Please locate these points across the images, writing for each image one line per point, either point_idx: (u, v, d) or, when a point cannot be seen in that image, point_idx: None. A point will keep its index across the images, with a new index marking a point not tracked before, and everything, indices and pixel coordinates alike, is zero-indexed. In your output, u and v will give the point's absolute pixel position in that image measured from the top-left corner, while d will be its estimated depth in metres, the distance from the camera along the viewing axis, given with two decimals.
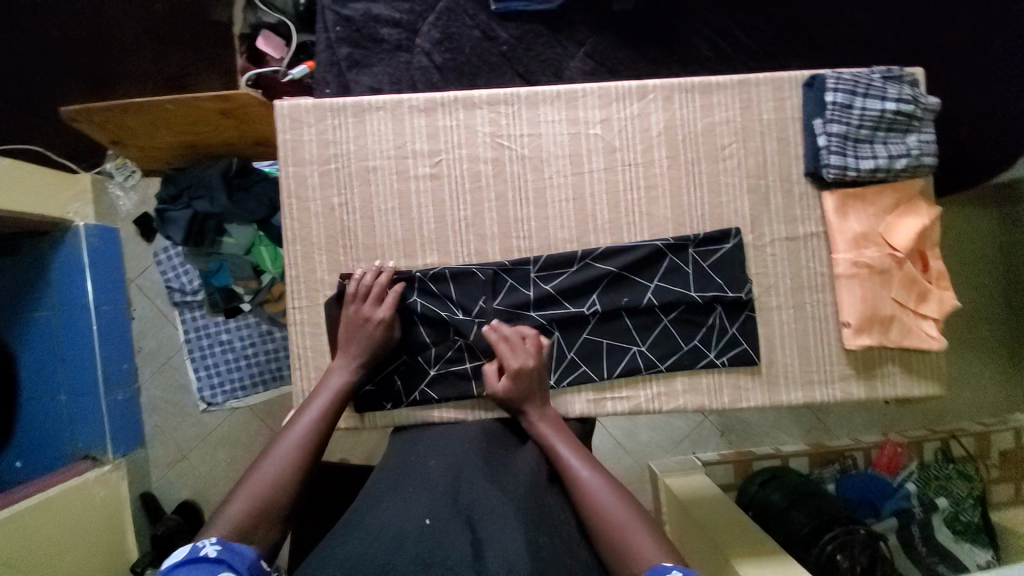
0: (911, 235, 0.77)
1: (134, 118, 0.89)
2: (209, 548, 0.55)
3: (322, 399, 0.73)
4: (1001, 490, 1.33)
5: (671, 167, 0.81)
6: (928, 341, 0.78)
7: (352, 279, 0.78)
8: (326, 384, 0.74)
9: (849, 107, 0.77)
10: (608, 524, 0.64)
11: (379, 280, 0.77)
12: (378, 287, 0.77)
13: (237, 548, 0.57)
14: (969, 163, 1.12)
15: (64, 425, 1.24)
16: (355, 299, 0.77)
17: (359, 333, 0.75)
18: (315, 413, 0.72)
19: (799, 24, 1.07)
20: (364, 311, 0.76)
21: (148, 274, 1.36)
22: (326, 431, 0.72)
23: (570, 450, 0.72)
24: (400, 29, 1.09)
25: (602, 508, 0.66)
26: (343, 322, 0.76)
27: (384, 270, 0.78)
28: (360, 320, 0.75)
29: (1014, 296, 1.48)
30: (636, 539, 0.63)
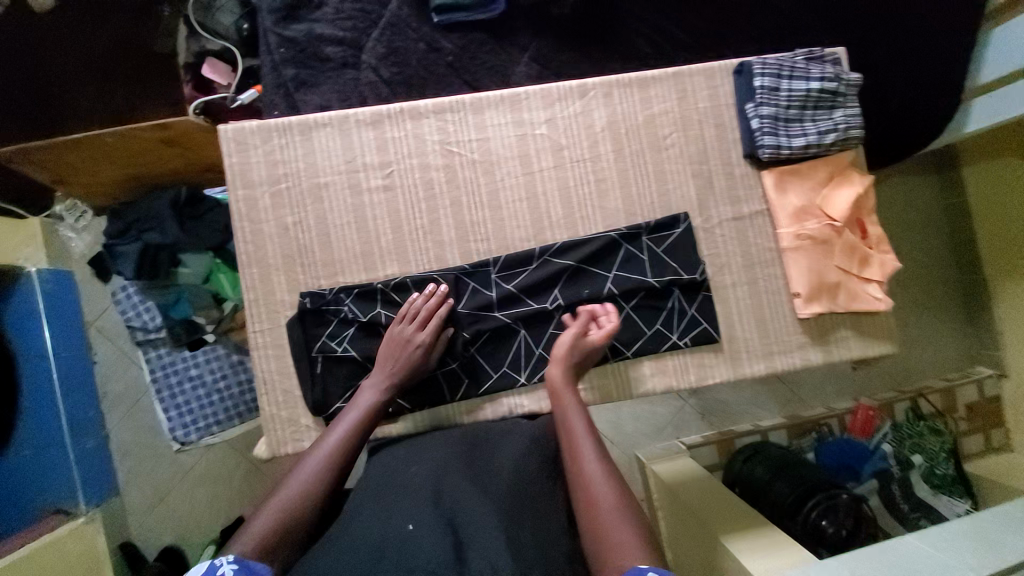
0: (846, 204, 0.81)
1: (73, 153, 0.87)
2: (226, 567, 0.53)
3: (352, 417, 0.73)
4: (973, 442, 1.45)
5: (618, 159, 0.84)
6: (875, 304, 0.82)
7: (407, 300, 0.78)
8: (358, 402, 0.74)
9: (776, 89, 0.82)
10: (599, 518, 0.62)
11: (428, 305, 0.77)
12: (426, 311, 0.77)
13: (254, 565, 0.55)
14: (901, 134, 1.18)
15: (22, 485, 1.13)
16: (402, 320, 0.77)
17: (401, 356, 0.75)
18: (343, 431, 0.71)
19: (731, 15, 1.12)
20: (406, 333, 0.76)
21: (107, 316, 1.33)
22: (353, 450, 0.71)
23: (585, 432, 0.70)
24: (344, 47, 1.09)
25: (595, 500, 0.64)
26: (388, 342, 0.76)
27: (434, 294, 0.78)
28: (404, 342, 0.75)
29: (962, 254, 1.55)
30: (623, 540, 0.60)
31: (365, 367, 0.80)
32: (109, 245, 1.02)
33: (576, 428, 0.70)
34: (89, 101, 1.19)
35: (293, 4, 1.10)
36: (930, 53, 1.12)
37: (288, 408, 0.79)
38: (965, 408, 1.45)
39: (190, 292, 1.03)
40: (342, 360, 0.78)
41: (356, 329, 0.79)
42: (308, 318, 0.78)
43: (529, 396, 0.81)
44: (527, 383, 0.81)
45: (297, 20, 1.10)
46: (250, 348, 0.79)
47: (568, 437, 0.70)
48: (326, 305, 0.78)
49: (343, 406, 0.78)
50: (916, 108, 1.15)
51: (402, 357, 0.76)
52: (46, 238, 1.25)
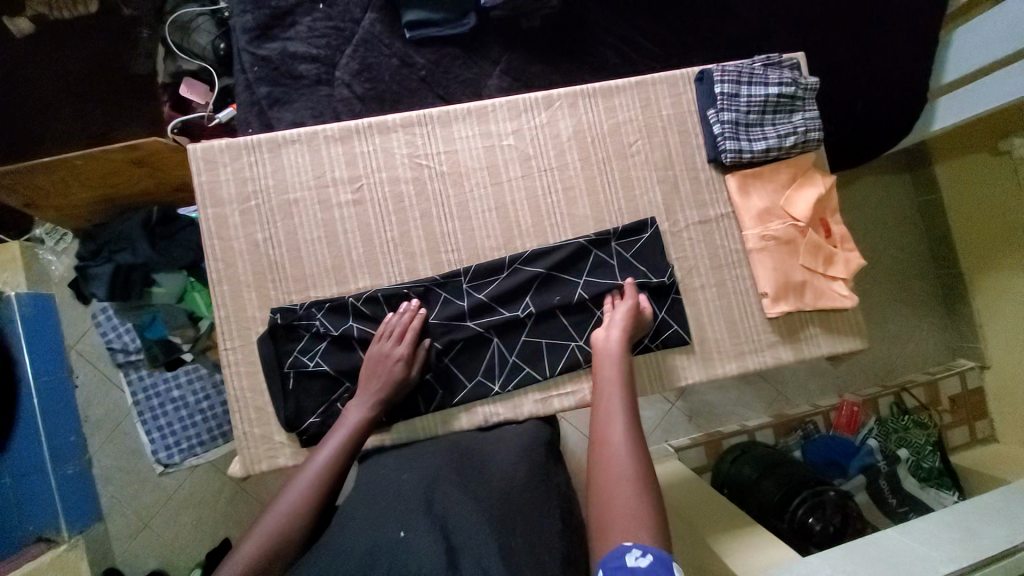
0: (808, 205, 0.83)
1: (44, 178, 0.87)
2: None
3: (340, 433, 0.73)
4: (957, 433, 1.46)
5: (585, 167, 0.85)
6: (842, 301, 0.84)
7: (387, 317, 0.79)
8: (345, 419, 0.74)
9: (736, 95, 0.83)
10: (610, 486, 0.61)
11: (403, 320, 0.78)
12: (402, 327, 0.78)
13: None
14: (870, 133, 1.20)
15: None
16: (380, 337, 0.78)
17: (381, 372, 0.76)
18: (332, 448, 0.72)
19: (697, 23, 1.14)
20: (385, 349, 0.77)
21: (88, 338, 1.33)
22: (343, 466, 0.71)
23: (622, 405, 0.69)
24: (318, 64, 1.11)
25: (614, 468, 0.63)
26: (368, 361, 0.77)
27: (410, 309, 0.79)
28: (384, 358, 0.76)
29: (937, 249, 1.56)
30: (631, 515, 0.58)
31: (338, 381, 0.80)
32: (81, 267, 1.01)
33: (614, 398, 0.70)
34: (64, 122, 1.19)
35: (267, 23, 1.11)
36: (893, 54, 1.15)
37: (261, 425, 0.79)
38: (949, 400, 1.47)
39: (165, 312, 1.02)
40: (315, 375, 0.79)
41: (329, 343, 0.79)
42: (280, 333, 0.78)
43: (505, 403, 0.82)
44: (502, 392, 0.81)
45: (271, 38, 1.11)
46: (222, 365, 0.80)
47: (606, 406, 0.70)
48: (298, 320, 0.79)
49: (316, 421, 0.78)
50: (882, 108, 1.17)
51: (383, 373, 0.76)
52: (26, 261, 1.25)
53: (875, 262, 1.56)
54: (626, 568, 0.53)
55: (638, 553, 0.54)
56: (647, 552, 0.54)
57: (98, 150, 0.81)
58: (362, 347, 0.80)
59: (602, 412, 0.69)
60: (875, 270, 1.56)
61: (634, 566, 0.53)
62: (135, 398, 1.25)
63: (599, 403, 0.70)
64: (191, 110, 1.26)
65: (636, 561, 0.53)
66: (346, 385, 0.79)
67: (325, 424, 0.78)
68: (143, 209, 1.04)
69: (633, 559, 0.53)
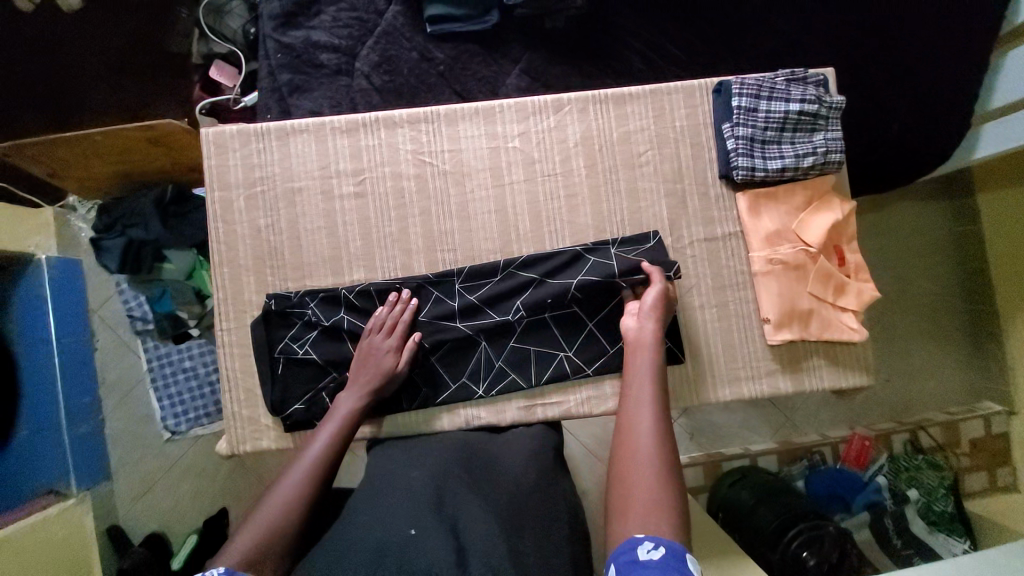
0: (821, 230, 0.79)
1: (67, 151, 0.91)
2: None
3: (334, 422, 0.73)
4: (976, 479, 1.37)
5: (590, 175, 0.83)
6: (849, 334, 0.80)
7: (378, 309, 0.80)
8: (337, 409, 0.75)
9: (754, 110, 0.80)
10: (632, 473, 0.61)
11: (393, 313, 0.79)
12: (392, 319, 0.79)
13: None
14: (907, 157, 1.13)
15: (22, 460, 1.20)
16: (371, 331, 0.79)
17: (372, 363, 0.76)
18: (327, 437, 0.72)
19: (727, 32, 1.09)
20: (375, 342, 0.78)
21: (111, 305, 1.36)
22: (337, 455, 0.71)
23: (651, 395, 0.68)
24: (339, 54, 1.09)
25: (638, 455, 0.62)
26: (359, 353, 0.78)
27: (401, 302, 0.80)
28: (375, 351, 0.77)
29: (974, 282, 1.46)
30: (651, 503, 0.57)
31: (326, 371, 0.81)
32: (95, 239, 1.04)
33: (644, 395, 0.68)
34: (99, 96, 1.24)
35: (293, 10, 1.10)
36: (946, 69, 1.07)
37: (249, 407, 0.81)
38: (969, 444, 1.38)
39: (174, 287, 1.07)
40: (304, 362, 0.80)
41: (319, 332, 0.80)
42: (273, 319, 0.80)
43: (489, 407, 0.82)
44: (486, 396, 0.81)
45: (295, 26, 1.10)
46: (217, 345, 0.82)
47: (635, 395, 0.68)
48: (291, 307, 0.80)
49: (301, 408, 0.79)
50: (922, 130, 1.10)
51: (373, 365, 0.77)
52: (58, 228, 1.32)
53: (903, 293, 1.47)
54: (638, 561, 0.52)
55: (650, 546, 0.53)
56: (659, 545, 0.53)
57: (116, 129, 0.84)
58: (352, 340, 0.81)
59: (630, 401, 0.68)
60: (903, 302, 1.47)
61: (647, 559, 0.52)
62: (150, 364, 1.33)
63: (629, 392, 0.69)
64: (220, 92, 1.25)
65: (648, 554, 0.53)
66: (333, 375, 0.80)
67: (310, 411, 0.79)
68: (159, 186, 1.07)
69: (645, 551, 0.53)
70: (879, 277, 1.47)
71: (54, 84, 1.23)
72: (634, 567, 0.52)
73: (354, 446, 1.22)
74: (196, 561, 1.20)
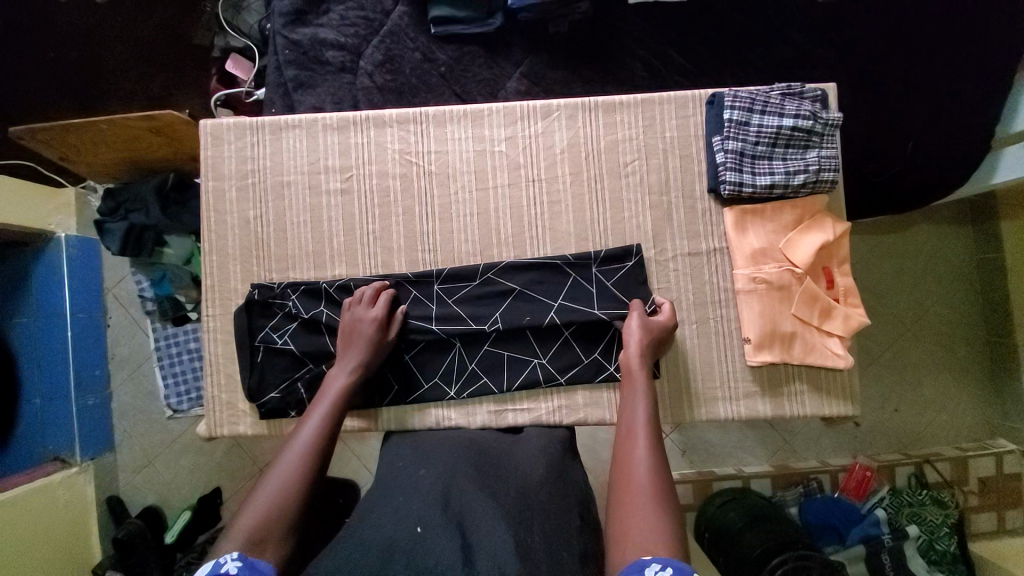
0: (809, 251, 0.76)
1: (77, 137, 0.95)
2: (230, 564, 0.52)
3: (326, 401, 0.73)
4: (983, 519, 1.31)
5: (575, 183, 0.83)
6: (833, 360, 0.77)
7: (359, 288, 0.81)
8: (329, 388, 0.75)
9: (746, 124, 0.78)
10: (630, 501, 0.60)
11: (372, 285, 0.80)
12: (370, 291, 0.79)
13: (257, 561, 0.54)
14: (926, 178, 1.07)
15: (36, 428, 1.27)
16: (351, 305, 0.79)
17: (358, 337, 0.77)
18: (321, 415, 0.72)
19: (735, 43, 1.06)
20: (357, 318, 0.77)
21: (125, 283, 1.41)
22: (332, 432, 0.71)
23: (644, 423, 0.68)
24: (345, 52, 1.08)
25: (633, 485, 0.62)
26: (344, 328, 0.78)
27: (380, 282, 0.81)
28: (358, 329, 0.77)
29: (992, 316, 1.38)
30: (649, 528, 0.56)
31: (302, 362, 0.82)
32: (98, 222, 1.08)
33: (638, 425, 0.68)
34: (125, 85, 1.29)
35: (301, 8, 1.09)
36: (972, 87, 1.01)
37: (227, 392, 0.83)
38: (977, 481, 1.32)
39: (173, 272, 1.12)
40: (282, 352, 0.82)
41: (298, 324, 0.82)
42: (255, 308, 0.82)
43: (458, 410, 0.82)
44: (458, 397, 0.81)
45: (304, 24, 1.09)
46: (202, 330, 0.84)
47: (628, 426, 0.69)
48: (273, 298, 0.82)
49: (277, 397, 0.81)
50: (948, 147, 1.04)
51: (358, 339, 0.77)
52: (78, 208, 1.33)
53: (918, 319, 1.40)
54: None
55: (658, 567, 0.51)
56: (666, 565, 0.51)
57: (120, 118, 0.89)
58: (330, 334, 0.82)
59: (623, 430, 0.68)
60: (918, 329, 1.40)
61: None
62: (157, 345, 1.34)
63: (623, 424, 0.70)
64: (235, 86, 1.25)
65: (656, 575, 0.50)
66: (309, 367, 0.82)
67: (284, 400, 0.81)
68: (160, 174, 1.11)
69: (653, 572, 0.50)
70: (891, 302, 1.40)
71: (84, 73, 1.29)
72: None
73: (344, 437, 1.25)
74: (190, 535, 1.26)
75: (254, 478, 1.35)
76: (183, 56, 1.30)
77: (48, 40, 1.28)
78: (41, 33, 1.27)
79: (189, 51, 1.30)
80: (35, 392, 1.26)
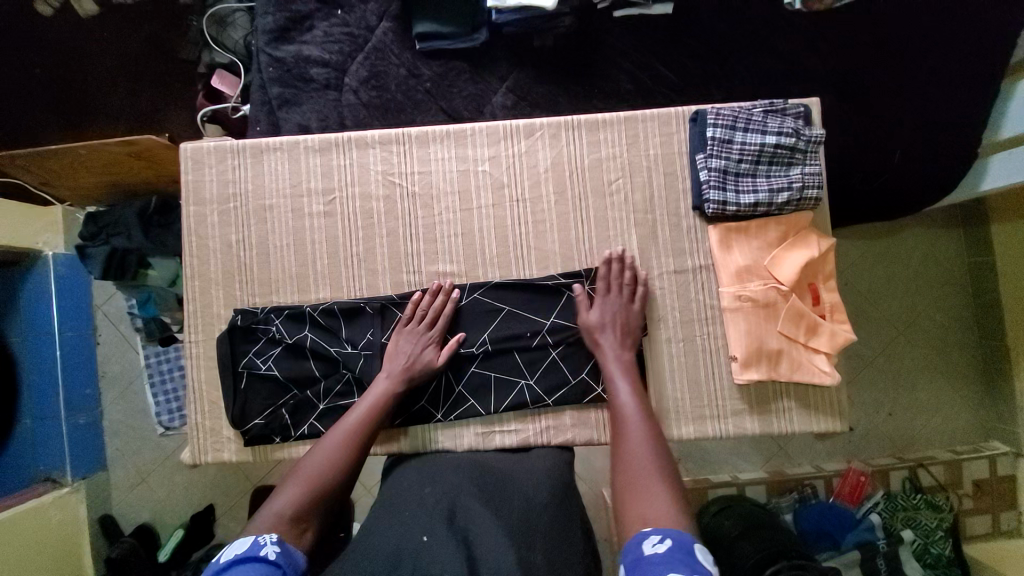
0: (794, 268, 0.76)
1: (59, 161, 0.95)
2: (269, 548, 0.57)
3: (366, 403, 0.75)
4: (976, 521, 1.31)
5: (559, 202, 0.83)
6: (819, 376, 0.77)
7: (411, 300, 0.81)
8: (371, 390, 0.76)
9: (729, 142, 0.78)
10: (635, 483, 0.64)
11: (434, 303, 0.80)
12: (434, 309, 0.80)
13: (288, 548, 0.60)
14: (913, 184, 1.07)
15: (29, 448, 1.25)
16: (410, 321, 0.80)
17: (410, 351, 0.78)
18: (360, 415, 0.74)
19: (721, 55, 1.06)
20: (416, 333, 0.79)
21: (114, 301, 1.37)
22: (370, 434, 0.73)
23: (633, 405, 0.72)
24: (329, 68, 1.07)
25: (634, 464, 0.66)
26: (398, 340, 0.79)
27: (441, 292, 0.81)
28: (416, 338, 0.78)
29: (986, 320, 1.37)
30: (650, 505, 0.61)
31: (286, 387, 0.82)
32: (80, 246, 1.07)
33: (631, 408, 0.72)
34: (108, 102, 1.28)
35: (284, 24, 1.07)
36: (959, 95, 1.01)
37: (211, 418, 0.83)
38: (972, 484, 1.31)
39: (158, 293, 1.11)
40: (266, 378, 0.81)
41: (282, 349, 0.81)
42: (238, 333, 0.81)
43: (445, 433, 0.81)
44: (444, 420, 0.81)
45: (288, 40, 1.07)
46: (184, 356, 0.83)
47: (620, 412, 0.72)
48: (257, 323, 0.81)
49: (262, 422, 0.80)
50: (935, 155, 1.04)
51: (411, 354, 0.78)
52: (67, 225, 1.32)
53: (912, 324, 1.39)
54: (643, 555, 0.54)
55: (657, 540, 0.55)
56: (664, 538, 0.55)
57: (97, 143, 0.88)
58: (315, 358, 0.81)
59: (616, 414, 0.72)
60: (911, 335, 1.39)
61: (651, 552, 0.54)
62: (148, 362, 1.32)
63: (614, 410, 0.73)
64: (221, 100, 1.22)
65: (653, 547, 0.54)
66: (294, 392, 0.81)
67: (268, 426, 0.80)
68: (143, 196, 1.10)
69: (651, 545, 0.55)
70: (883, 306, 1.39)
71: (70, 90, 1.28)
72: (640, 562, 0.53)
73: None
74: (184, 553, 1.24)
75: (246, 495, 1.33)
76: (169, 71, 1.29)
77: (32, 58, 1.27)
78: (25, 51, 1.27)
79: (174, 65, 1.29)
80: (28, 412, 1.25)
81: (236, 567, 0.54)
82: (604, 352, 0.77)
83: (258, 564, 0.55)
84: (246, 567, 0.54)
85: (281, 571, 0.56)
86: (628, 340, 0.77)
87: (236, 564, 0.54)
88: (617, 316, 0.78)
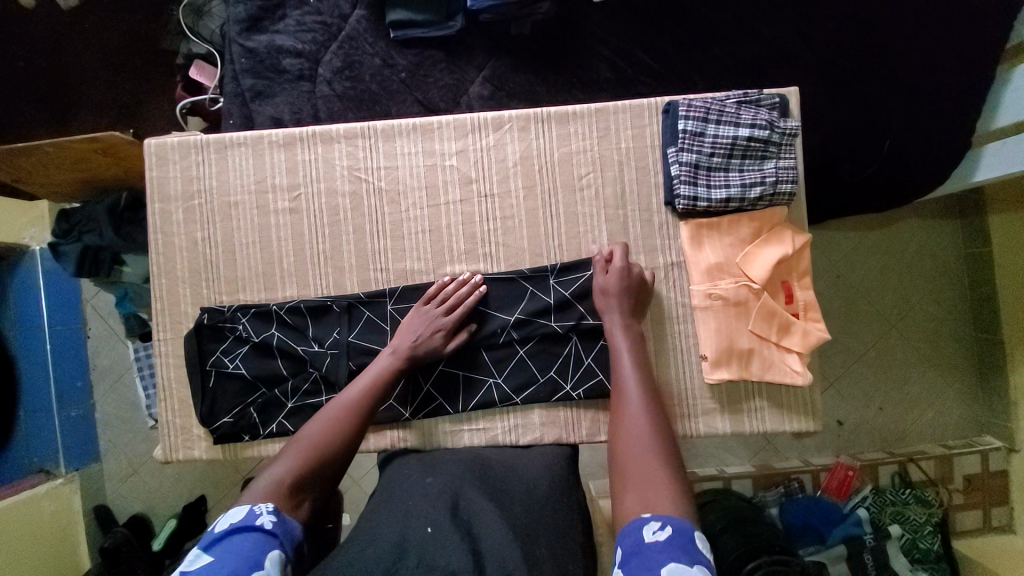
0: (765, 267, 0.74)
1: (29, 160, 0.94)
2: (265, 518, 0.58)
3: (370, 376, 0.74)
4: (965, 517, 1.29)
5: (528, 198, 0.81)
6: (791, 376, 0.75)
7: (438, 282, 0.80)
8: (376, 362, 0.76)
9: (701, 134, 0.76)
10: (636, 465, 0.63)
11: (459, 292, 0.78)
12: (458, 295, 0.78)
13: (280, 515, 0.60)
14: (907, 174, 1.03)
15: (19, 443, 1.26)
16: (430, 301, 0.79)
17: (421, 331, 0.76)
18: (362, 388, 0.73)
19: (704, 42, 1.02)
20: (432, 315, 0.77)
21: (103, 295, 1.36)
22: (371, 409, 0.73)
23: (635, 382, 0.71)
24: (302, 59, 1.05)
25: (636, 443, 0.65)
26: (413, 316, 0.77)
27: (467, 279, 0.80)
28: (428, 320, 0.76)
29: (979, 313, 1.34)
30: (652, 489, 0.60)
31: (254, 385, 0.81)
32: (53, 244, 1.06)
33: (629, 384, 0.71)
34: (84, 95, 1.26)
35: (256, 14, 1.04)
36: (956, 81, 0.97)
37: (182, 417, 0.83)
38: (963, 479, 1.29)
39: (135, 290, 1.13)
40: (233, 376, 0.81)
41: (249, 347, 0.81)
42: (205, 332, 0.81)
43: (421, 429, 0.81)
44: (415, 417, 0.80)
45: (260, 30, 1.05)
46: (155, 355, 0.83)
47: (622, 396, 0.71)
48: (223, 322, 0.81)
49: (230, 421, 0.80)
50: (930, 145, 1.01)
51: (424, 336, 0.76)
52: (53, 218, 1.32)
53: (904, 316, 1.36)
54: (643, 542, 0.53)
55: (657, 527, 0.54)
56: (665, 525, 0.55)
57: (62, 142, 0.87)
58: (282, 356, 0.81)
59: (620, 391, 0.71)
60: (904, 327, 1.36)
61: (652, 540, 0.53)
62: (137, 356, 1.25)
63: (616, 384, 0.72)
64: (200, 92, 1.17)
65: (654, 534, 0.54)
66: (262, 391, 0.81)
67: (237, 425, 0.80)
68: (117, 193, 1.10)
69: (651, 532, 0.54)
70: (876, 297, 1.37)
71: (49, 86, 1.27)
72: (639, 548, 0.53)
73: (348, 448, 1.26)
74: (176, 543, 1.25)
75: (235, 487, 1.34)
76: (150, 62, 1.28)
77: None
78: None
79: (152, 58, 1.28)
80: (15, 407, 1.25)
81: (232, 535, 0.55)
82: (612, 319, 0.75)
83: (254, 534, 0.56)
84: (241, 535, 0.55)
85: (278, 541, 0.57)
86: (633, 311, 0.76)
87: (230, 534, 0.55)
88: (624, 289, 0.75)
